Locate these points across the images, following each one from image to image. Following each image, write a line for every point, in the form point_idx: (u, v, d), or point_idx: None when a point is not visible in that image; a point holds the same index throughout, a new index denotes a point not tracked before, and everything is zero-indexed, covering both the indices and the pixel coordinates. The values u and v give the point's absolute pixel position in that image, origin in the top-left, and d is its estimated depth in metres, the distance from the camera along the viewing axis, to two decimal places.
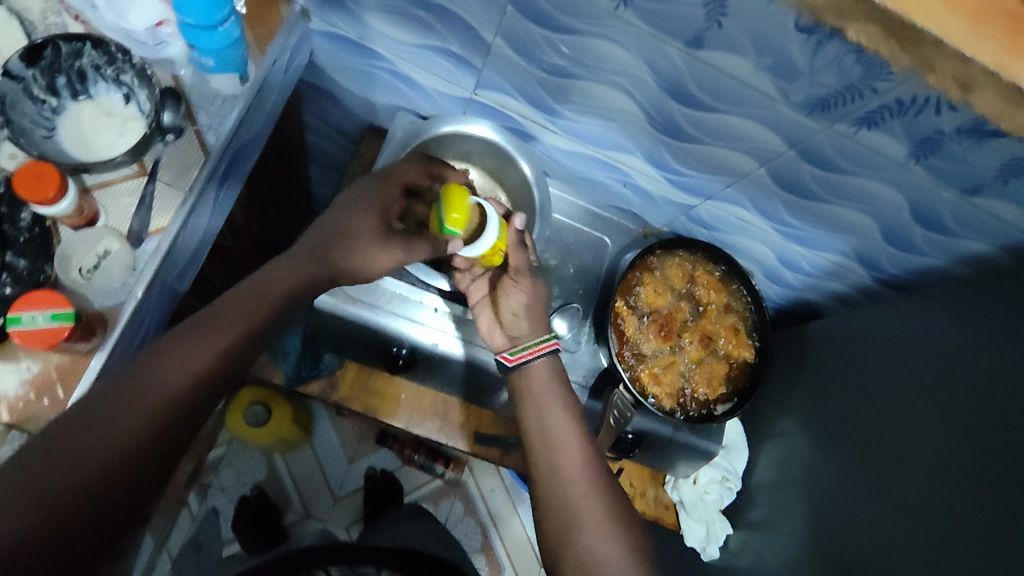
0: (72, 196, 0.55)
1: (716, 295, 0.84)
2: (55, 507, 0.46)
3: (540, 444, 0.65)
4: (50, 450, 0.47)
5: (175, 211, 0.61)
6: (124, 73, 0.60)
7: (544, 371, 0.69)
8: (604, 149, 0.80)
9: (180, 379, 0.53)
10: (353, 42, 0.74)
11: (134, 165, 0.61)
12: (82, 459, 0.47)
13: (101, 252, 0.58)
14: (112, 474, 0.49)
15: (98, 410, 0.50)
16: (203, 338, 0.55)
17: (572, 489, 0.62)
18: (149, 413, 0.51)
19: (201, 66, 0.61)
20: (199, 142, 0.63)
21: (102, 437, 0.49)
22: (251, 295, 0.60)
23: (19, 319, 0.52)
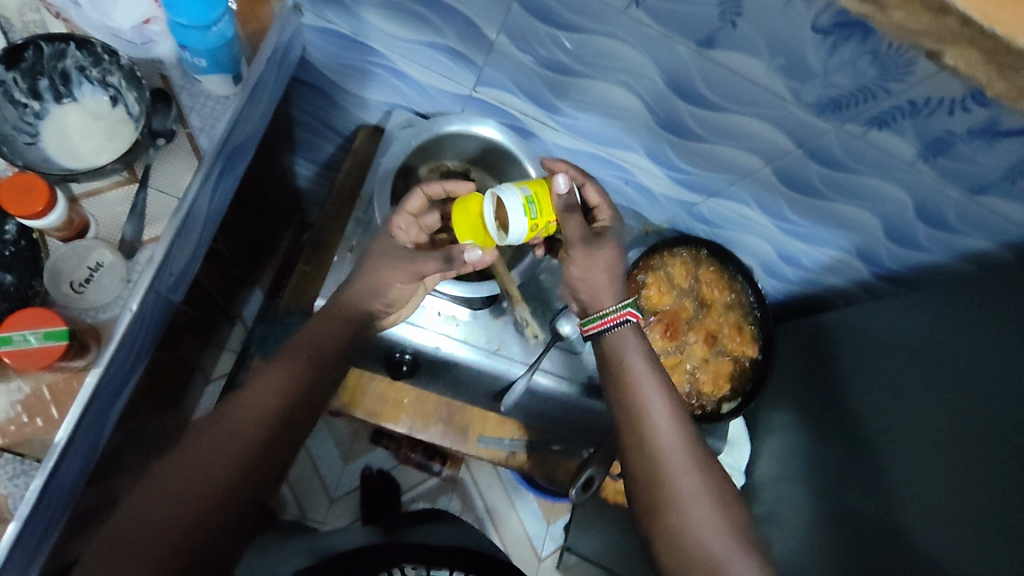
0: (61, 207, 0.53)
1: (719, 293, 0.84)
2: (179, 521, 0.51)
3: (636, 413, 0.66)
4: (164, 485, 0.52)
5: (167, 221, 0.58)
6: (112, 74, 0.57)
7: (628, 335, 0.69)
8: (606, 146, 0.79)
9: (267, 413, 0.58)
10: (348, 38, 0.71)
11: (124, 171, 0.59)
12: (191, 492, 0.52)
13: (94, 265, 0.56)
14: (232, 485, 0.54)
15: (202, 446, 0.55)
16: (278, 371, 0.61)
17: (664, 464, 0.63)
18: (244, 444, 0.56)
19: (193, 68, 0.58)
20: (192, 146, 0.61)
21: (205, 469, 0.54)
22: (323, 330, 0.65)
23: (8, 339, 0.50)
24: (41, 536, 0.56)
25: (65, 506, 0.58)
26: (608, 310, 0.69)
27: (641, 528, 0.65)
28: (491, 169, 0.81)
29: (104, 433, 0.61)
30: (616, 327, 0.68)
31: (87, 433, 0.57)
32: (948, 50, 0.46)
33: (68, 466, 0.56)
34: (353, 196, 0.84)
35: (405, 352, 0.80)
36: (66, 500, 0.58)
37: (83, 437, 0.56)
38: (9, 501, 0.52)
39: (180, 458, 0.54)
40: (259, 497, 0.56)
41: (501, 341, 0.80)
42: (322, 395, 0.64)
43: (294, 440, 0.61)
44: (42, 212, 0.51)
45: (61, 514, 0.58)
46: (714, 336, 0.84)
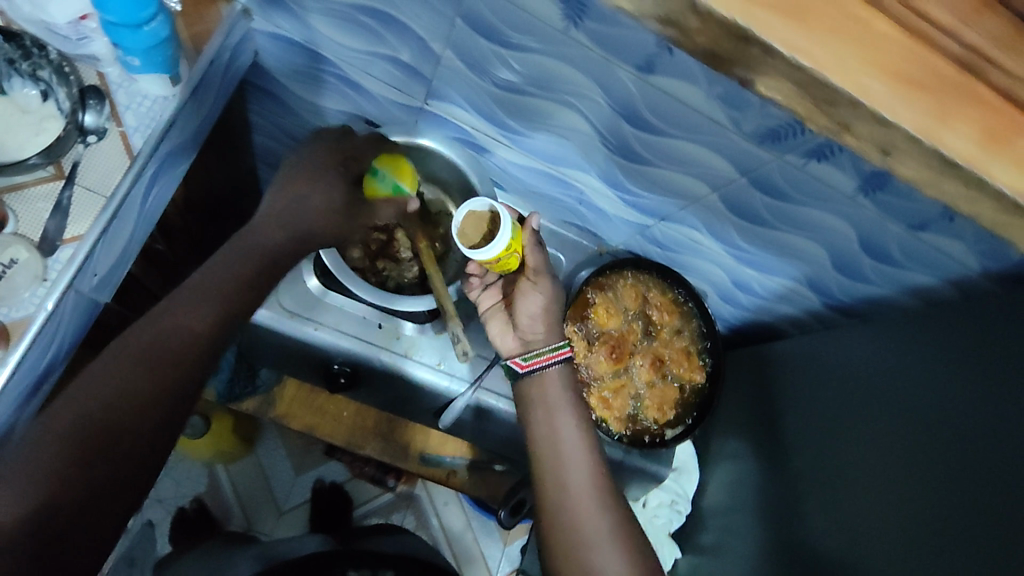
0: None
1: (668, 317, 0.83)
2: (84, 438, 0.47)
3: (555, 458, 0.68)
4: (61, 410, 0.48)
5: (94, 219, 0.57)
6: (42, 69, 0.57)
7: (556, 376, 0.72)
8: (559, 166, 0.78)
9: (187, 327, 0.55)
10: (298, 45, 0.70)
11: (51, 166, 0.58)
12: (103, 406, 0.48)
13: (7, 261, 0.55)
14: (147, 398, 0.50)
15: (100, 369, 0.50)
16: (202, 281, 0.58)
17: (577, 501, 0.65)
18: (163, 349, 0.53)
19: (127, 66, 0.58)
20: (125, 145, 0.60)
21: (104, 390, 0.49)
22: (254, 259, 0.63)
23: None
24: None
25: None
26: (548, 347, 0.73)
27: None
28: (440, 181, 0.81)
29: None
30: (549, 366, 0.72)
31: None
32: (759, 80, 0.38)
33: None
34: None
35: (345, 364, 0.78)
36: None
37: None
38: None
39: (84, 384, 0.49)
40: (179, 412, 0.52)
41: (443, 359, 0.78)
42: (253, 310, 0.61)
43: (223, 354, 0.57)
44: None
45: None
46: (661, 361, 0.83)
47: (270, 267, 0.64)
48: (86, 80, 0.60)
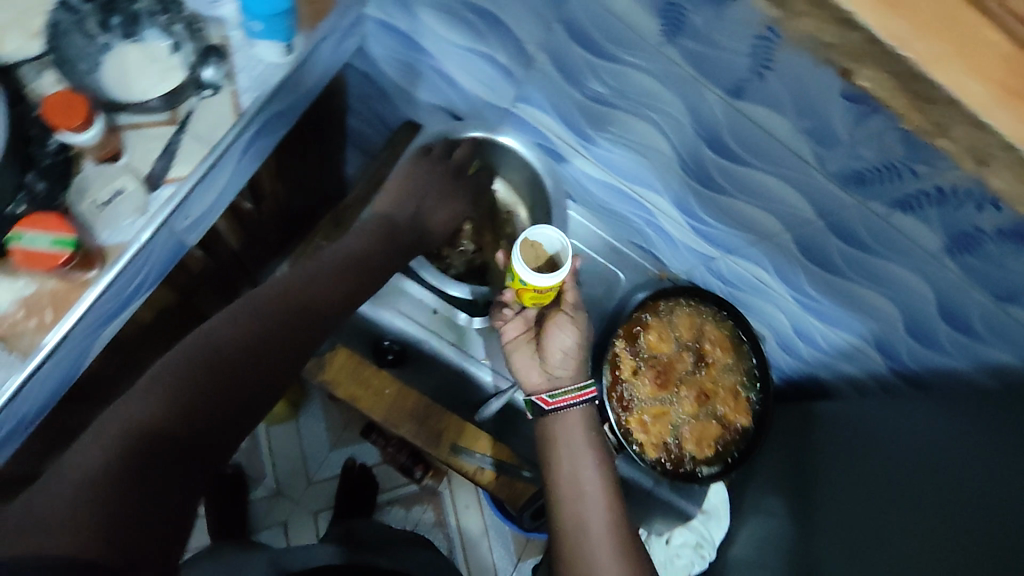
0: (93, 126, 0.58)
1: (721, 352, 0.81)
2: (223, 356, 0.51)
3: (574, 508, 0.67)
4: (217, 333, 0.53)
5: (198, 163, 0.62)
6: (176, 23, 0.64)
7: (579, 418, 0.72)
8: (633, 184, 0.78)
9: (332, 294, 0.63)
10: (404, 35, 0.75)
11: (167, 112, 0.63)
12: (237, 351, 0.52)
13: (117, 189, 0.60)
14: (245, 352, 0.53)
15: (235, 316, 0.55)
16: (329, 252, 0.68)
17: (595, 550, 0.64)
18: (252, 331, 0.54)
19: (249, 31, 0.63)
20: (233, 103, 0.64)
21: (229, 341, 0.52)
22: (303, 283, 0.61)
23: (22, 237, 0.54)
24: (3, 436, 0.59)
25: (36, 411, 0.62)
26: (576, 385, 0.73)
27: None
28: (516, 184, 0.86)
29: (90, 353, 0.64)
30: (574, 407, 0.72)
31: (72, 348, 0.59)
32: (853, 70, 0.38)
33: (46, 375, 0.58)
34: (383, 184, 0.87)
35: (395, 342, 0.81)
36: (38, 407, 0.62)
37: (70, 350, 0.59)
38: None
39: (197, 339, 0.52)
40: (283, 380, 0.55)
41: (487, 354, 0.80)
42: (325, 314, 0.61)
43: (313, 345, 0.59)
44: (76, 127, 0.57)
45: (30, 418, 0.61)
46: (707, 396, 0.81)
47: (362, 267, 0.69)
48: (211, 36, 0.64)
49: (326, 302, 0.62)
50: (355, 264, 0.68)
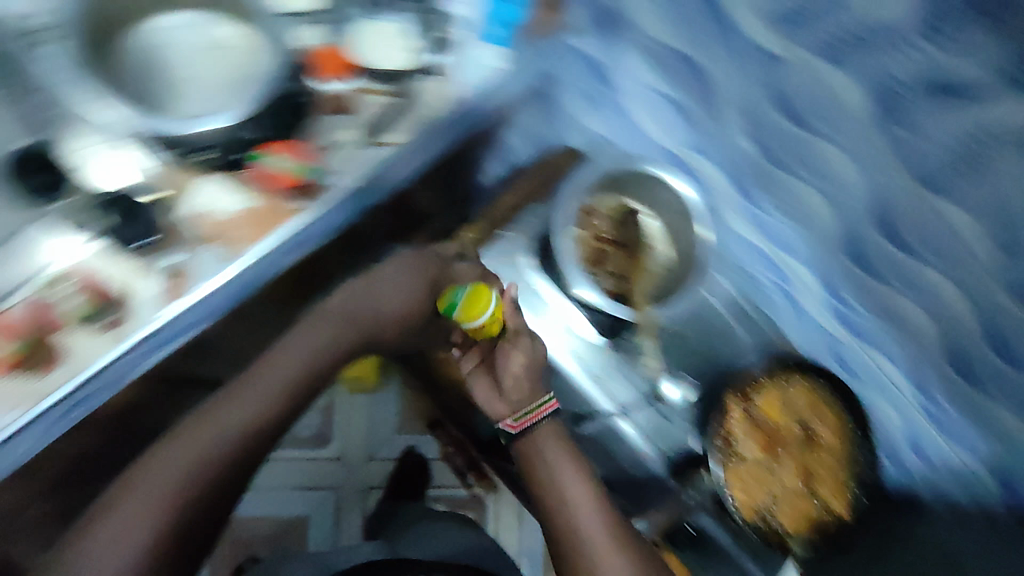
0: (356, 79, 0.65)
1: (834, 437, 0.76)
2: (214, 457, 0.60)
3: (594, 545, 0.64)
4: (207, 421, 0.62)
5: (410, 133, 0.65)
6: (421, 12, 0.67)
7: (549, 431, 0.69)
8: (780, 252, 0.78)
9: (309, 354, 0.68)
10: (598, 68, 0.79)
11: (391, 85, 0.66)
12: (216, 428, 0.61)
13: (336, 139, 0.64)
14: (244, 435, 0.63)
15: (216, 405, 0.63)
16: (354, 299, 0.73)
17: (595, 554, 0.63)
18: (243, 439, 0.62)
19: (476, 34, 0.67)
20: (449, 91, 0.66)
21: (223, 414, 0.62)
22: (280, 373, 0.66)
23: (262, 156, 0.62)
24: (188, 328, 0.60)
25: (216, 316, 0.63)
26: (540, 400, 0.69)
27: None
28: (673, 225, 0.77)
29: (272, 275, 0.64)
30: (542, 422, 0.68)
31: (260, 266, 0.61)
32: None
33: (236, 283, 0.60)
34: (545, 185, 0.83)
35: None
36: (219, 313, 0.63)
37: (259, 266, 0.61)
38: (190, 279, 0.58)
39: (195, 420, 0.62)
40: (269, 441, 0.65)
41: (603, 373, 0.80)
42: (326, 365, 0.70)
43: (303, 406, 0.68)
44: (342, 76, 0.65)
45: (210, 317, 0.62)
46: (812, 476, 0.76)
47: (369, 336, 0.73)
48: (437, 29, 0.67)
49: (301, 379, 0.67)
50: (347, 337, 0.71)
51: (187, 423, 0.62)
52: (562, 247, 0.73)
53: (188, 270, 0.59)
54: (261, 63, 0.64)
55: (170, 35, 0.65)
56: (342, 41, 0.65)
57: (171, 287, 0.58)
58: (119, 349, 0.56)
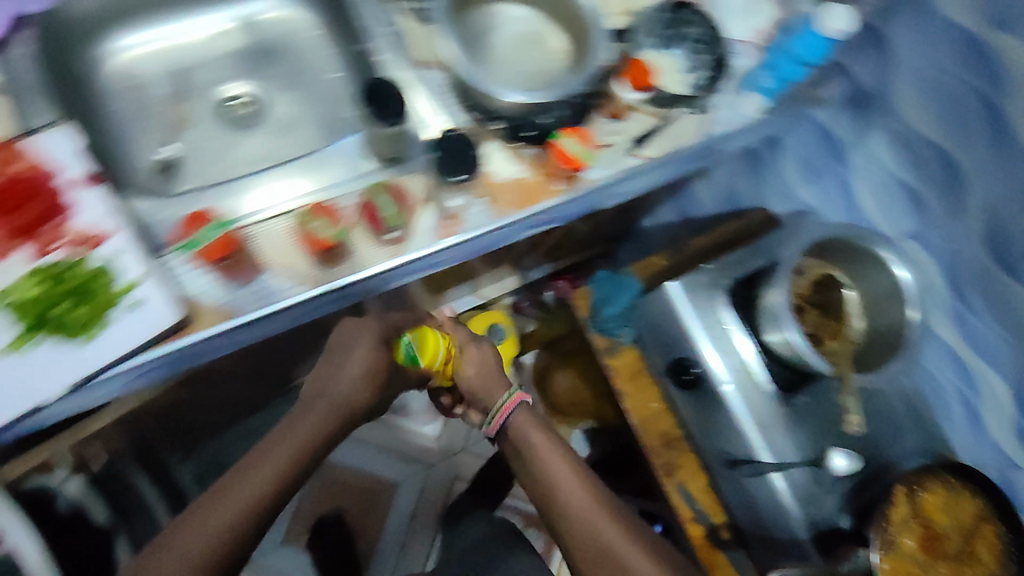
0: (648, 92, 0.72)
1: (987, 557, 0.76)
2: (259, 494, 0.65)
3: (583, 519, 0.69)
4: (258, 462, 0.69)
5: (664, 154, 0.72)
6: (706, 55, 0.74)
7: (522, 417, 0.76)
8: (978, 358, 0.77)
9: (312, 435, 0.75)
10: (836, 142, 0.83)
11: (658, 108, 0.73)
12: (254, 485, 0.66)
13: (608, 141, 0.71)
14: (273, 495, 0.67)
15: (302, 419, 0.76)
16: (344, 368, 0.82)
17: (590, 521, 0.69)
18: (282, 486, 0.68)
19: (750, 82, 0.73)
20: (705, 126, 0.74)
21: (249, 483, 0.66)
22: (307, 428, 0.75)
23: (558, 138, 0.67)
24: (435, 264, 0.70)
25: (454, 262, 0.72)
26: (504, 398, 0.77)
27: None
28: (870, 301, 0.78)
29: (506, 242, 0.74)
30: (510, 416, 0.76)
31: (510, 230, 0.69)
32: None
33: (490, 238, 0.69)
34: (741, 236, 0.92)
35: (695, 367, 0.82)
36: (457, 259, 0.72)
37: (510, 229, 0.70)
38: (462, 223, 0.66)
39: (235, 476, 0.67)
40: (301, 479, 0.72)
41: (772, 426, 0.80)
42: (327, 442, 0.76)
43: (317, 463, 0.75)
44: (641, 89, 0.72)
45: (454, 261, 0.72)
46: None
47: (346, 412, 0.80)
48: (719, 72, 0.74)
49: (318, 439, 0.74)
50: (333, 424, 0.78)
51: (220, 486, 0.66)
52: (784, 302, 0.73)
53: (460, 215, 0.67)
54: (576, 55, 0.72)
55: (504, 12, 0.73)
56: (642, 56, 0.73)
57: (446, 225, 0.66)
58: (395, 262, 0.64)
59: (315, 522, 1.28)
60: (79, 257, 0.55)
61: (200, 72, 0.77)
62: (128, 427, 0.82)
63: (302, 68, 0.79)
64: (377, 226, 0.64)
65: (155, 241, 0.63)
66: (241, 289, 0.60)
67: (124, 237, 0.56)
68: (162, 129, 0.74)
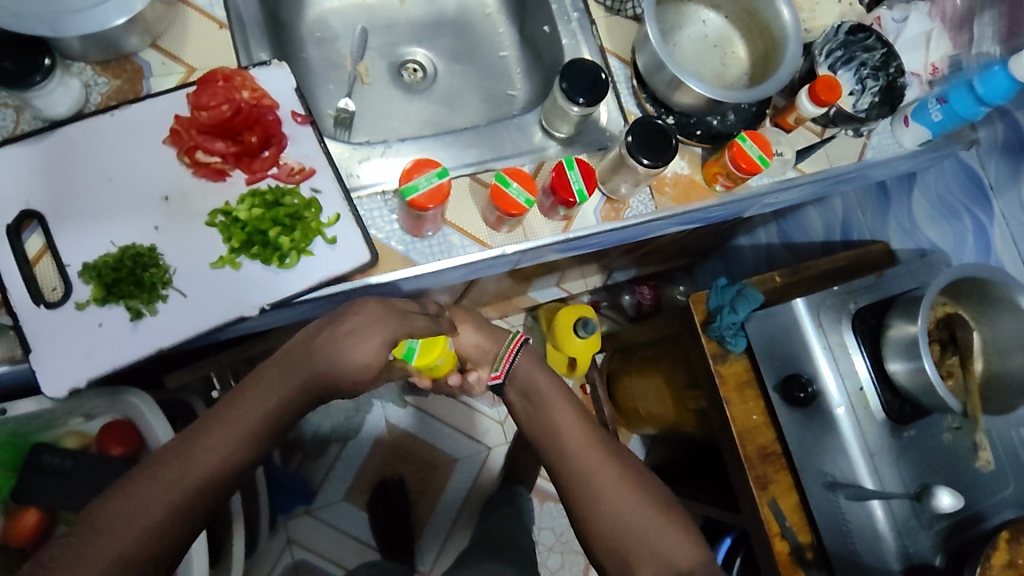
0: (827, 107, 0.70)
1: None
2: (183, 498, 0.47)
3: (582, 463, 0.60)
4: (190, 452, 0.49)
5: (819, 171, 0.74)
6: (875, 81, 0.73)
7: (525, 362, 0.70)
8: None
9: (264, 412, 0.53)
10: (981, 185, 0.84)
11: (821, 127, 0.75)
12: (195, 472, 0.49)
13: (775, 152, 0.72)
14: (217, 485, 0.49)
15: (238, 408, 0.52)
16: (345, 318, 0.58)
17: (592, 482, 0.59)
18: (216, 483, 0.49)
19: (919, 113, 0.74)
20: (860, 151, 0.76)
21: (189, 464, 0.49)
22: (261, 408, 0.53)
23: (744, 140, 0.65)
24: (583, 245, 0.71)
25: (595, 246, 0.72)
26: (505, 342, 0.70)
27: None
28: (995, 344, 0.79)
29: (649, 236, 0.75)
30: (516, 356, 0.69)
31: (665, 223, 0.71)
32: None
33: (645, 229, 0.71)
34: (866, 264, 0.92)
35: (809, 384, 0.82)
36: (598, 244, 0.73)
37: (664, 223, 0.71)
38: (627, 210, 0.69)
39: (166, 455, 0.49)
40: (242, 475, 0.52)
41: (880, 454, 0.81)
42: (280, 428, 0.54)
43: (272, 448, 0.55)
44: (820, 103, 0.68)
45: (595, 245, 0.72)
46: None
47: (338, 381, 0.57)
48: (891, 99, 0.73)
49: (277, 426, 0.53)
50: (290, 400, 0.54)
51: (164, 450, 0.50)
52: (924, 329, 0.74)
53: (627, 203, 0.69)
54: (752, 64, 0.73)
55: (692, 12, 0.74)
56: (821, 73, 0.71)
57: (610, 210, 0.69)
58: (560, 238, 0.67)
59: (375, 486, 1.23)
60: (290, 186, 0.59)
61: (379, 35, 0.82)
62: (257, 359, 0.83)
63: (470, 43, 0.83)
64: (567, 199, 0.62)
65: (346, 181, 0.64)
66: (421, 239, 0.63)
67: (329, 175, 0.60)
68: (339, 83, 0.78)
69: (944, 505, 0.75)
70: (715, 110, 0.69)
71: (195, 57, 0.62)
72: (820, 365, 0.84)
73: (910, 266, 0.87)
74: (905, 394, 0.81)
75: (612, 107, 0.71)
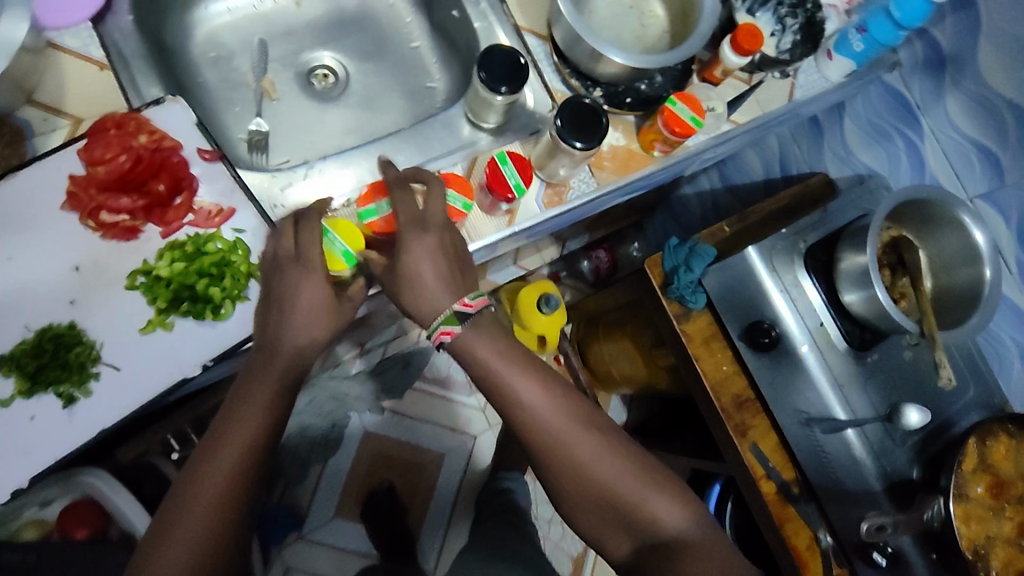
0: (751, 55, 0.69)
1: None
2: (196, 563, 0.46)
3: (556, 431, 0.53)
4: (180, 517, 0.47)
5: (753, 120, 0.73)
6: (794, 18, 0.72)
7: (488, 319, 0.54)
8: None
9: (237, 451, 0.49)
10: (906, 105, 0.86)
11: (747, 74, 0.74)
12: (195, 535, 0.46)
13: (708, 107, 0.71)
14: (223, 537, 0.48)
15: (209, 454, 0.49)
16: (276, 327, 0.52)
17: (579, 453, 0.52)
18: (218, 536, 0.47)
19: (841, 46, 0.74)
20: (790, 91, 0.75)
21: (184, 530, 0.47)
22: (233, 449, 0.49)
23: (674, 103, 0.64)
24: (530, 232, 0.68)
25: (541, 231, 0.70)
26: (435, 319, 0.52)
27: (580, 536, 0.56)
28: (941, 259, 0.81)
29: (595, 212, 0.74)
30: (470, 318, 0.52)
31: (609, 197, 0.70)
32: None
33: (590, 206, 0.70)
34: (810, 199, 0.93)
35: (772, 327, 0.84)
36: (544, 229, 0.70)
37: (608, 197, 0.70)
38: (569, 192, 0.67)
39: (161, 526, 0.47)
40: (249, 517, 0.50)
41: (848, 383, 0.84)
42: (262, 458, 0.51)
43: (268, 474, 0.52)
44: (744, 52, 0.67)
45: (542, 230, 0.70)
46: None
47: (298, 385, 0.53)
48: (813, 31, 0.72)
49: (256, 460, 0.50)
50: (258, 427, 0.50)
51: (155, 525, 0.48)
52: (873, 258, 0.76)
53: (568, 183, 0.67)
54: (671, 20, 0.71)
55: None
56: (741, 21, 0.70)
57: (552, 195, 0.67)
58: (506, 233, 0.65)
59: (365, 497, 1.21)
60: (211, 231, 0.55)
61: (281, 45, 0.77)
62: None
63: (378, 39, 0.79)
64: (506, 195, 0.60)
65: (270, 213, 0.60)
66: None
67: (251, 211, 0.56)
68: (246, 103, 0.73)
69: (914, 423, 0.77)
70: (642, 75, 0.67)
71: (80, 107, 0.56)
72: (781, 307, 0.85)
73: (852, 196, 0.88)
74: (863, 322, 0.82)
75: (537, 88, 0.68)
